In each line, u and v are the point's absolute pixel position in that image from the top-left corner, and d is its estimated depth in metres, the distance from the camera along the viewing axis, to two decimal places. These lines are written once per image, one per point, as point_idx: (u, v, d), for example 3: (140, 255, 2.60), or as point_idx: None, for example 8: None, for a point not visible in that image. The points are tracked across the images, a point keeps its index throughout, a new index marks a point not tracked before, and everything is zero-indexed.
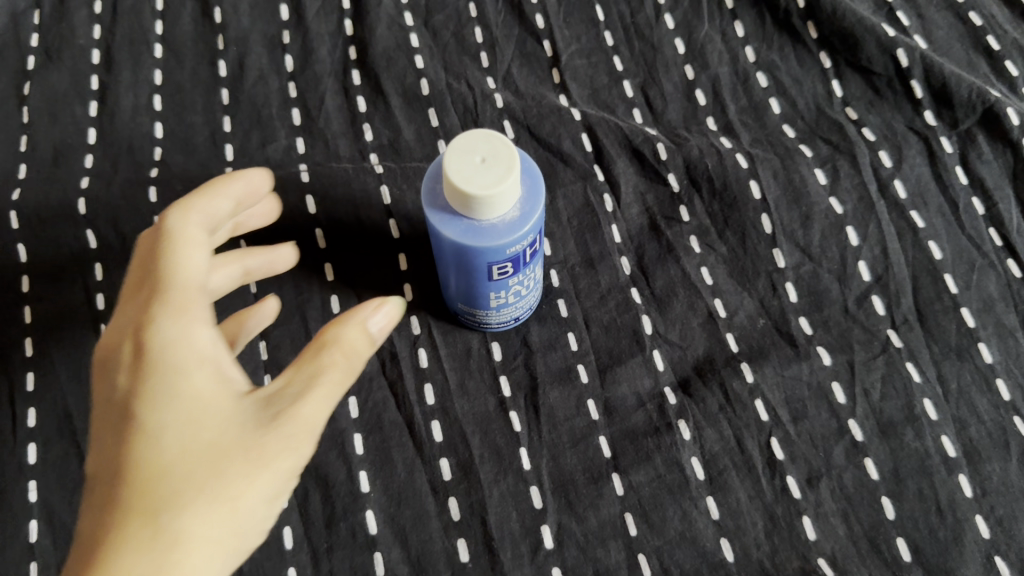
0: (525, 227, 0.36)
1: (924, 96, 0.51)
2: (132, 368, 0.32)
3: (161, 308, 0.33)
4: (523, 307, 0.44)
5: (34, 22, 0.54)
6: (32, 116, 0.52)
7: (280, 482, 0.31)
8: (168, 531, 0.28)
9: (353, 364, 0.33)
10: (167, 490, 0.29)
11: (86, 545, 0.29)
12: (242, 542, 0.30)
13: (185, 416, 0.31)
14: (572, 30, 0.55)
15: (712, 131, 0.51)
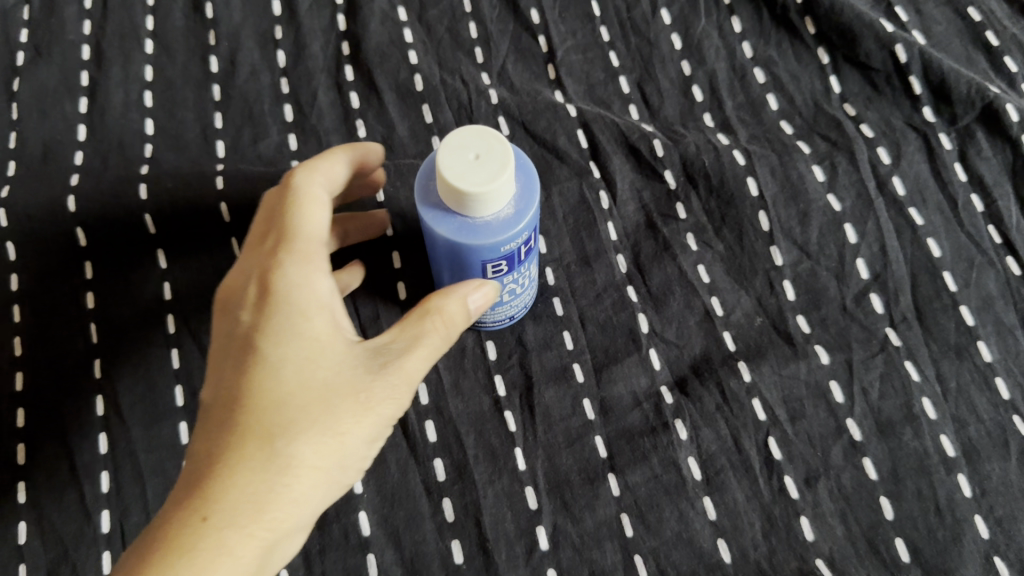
0: (519, 225, 0.36)
1: (923, 92, 0.50)
2: (259, 305, 0.34)
3: (288, 254, 0.35)
4: (518, 305, 0.44)
5: (23, 18, 0.54)
6: (21, 113, 0.51)
7: (377, 427, 0.35)
8: (280, 458, 0.32)
9: (453, 329, 0.36)
10: (284, 421, 0.32)
11: (206, 458, 0.32)
12: (339, 475, 0.34)
13: (305, 354, 0.34)
14: (568, 25, 0.54)
15: (709, 127, 0.51)
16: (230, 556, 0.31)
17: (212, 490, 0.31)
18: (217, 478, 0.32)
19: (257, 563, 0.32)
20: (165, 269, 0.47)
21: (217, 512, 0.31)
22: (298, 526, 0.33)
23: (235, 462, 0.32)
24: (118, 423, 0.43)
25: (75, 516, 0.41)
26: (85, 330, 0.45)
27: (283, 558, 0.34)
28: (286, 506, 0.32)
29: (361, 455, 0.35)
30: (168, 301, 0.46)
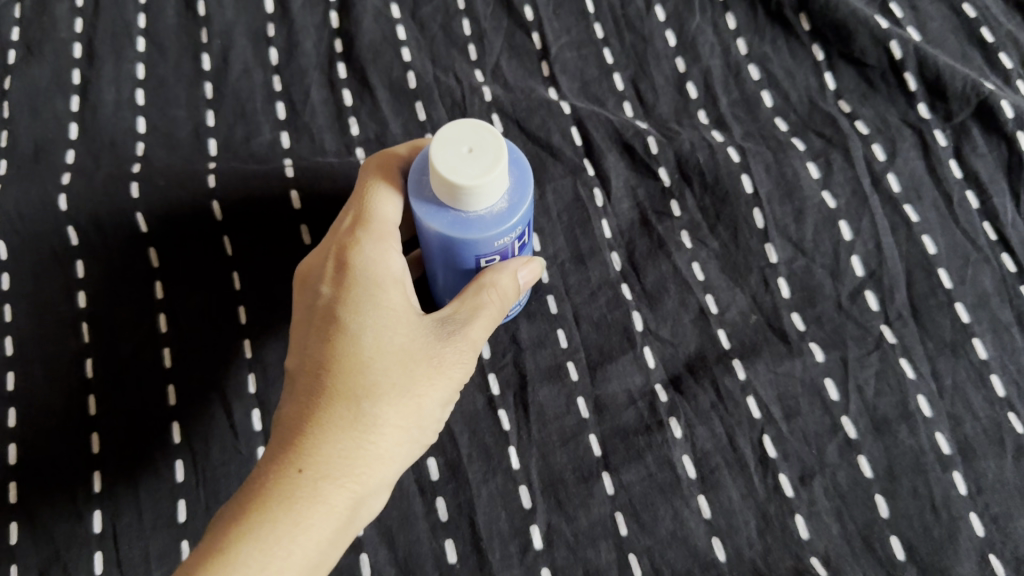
0: (513, 219, 0.36)
1: (918, 88, 0.50)
2: (337, 280, 0.37)
3: (364, 233, 0.38)
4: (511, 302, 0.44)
5: (15, 16, 0.54)
6: (12, 111, 0.51)
7: (449, 391, 0.37)
8: (367, 416, 0.34)
9: (510, 300, 0.39)
10: (367, 382, 0.35)
11: (295, 420, 0.34)
12: (416, 437, 0.36)
13: (383, 322, 0.36)
14: (562, 22, 0.54)
15: (704, 124, 0.51)
16: (322, 504, 0.33)
17: (304, 447, 0.34)
18: (306, 436, 0.34)
19: (347, 517, 0.34)
20: (157, 268, 0.47)
21: (310, 464, 0.33)
22: (383, 486, 0.36)
23: (324, 420, 0.34)
24: (110, 423, 0.43)
25: (66, 516, 0.40)
26: (77, 330, 0.45)
27: (368, 518, 0.36)
28: (372, 461, 0.34)
29: (436, 418, 0.37)
30: (160, 300, 0.46)
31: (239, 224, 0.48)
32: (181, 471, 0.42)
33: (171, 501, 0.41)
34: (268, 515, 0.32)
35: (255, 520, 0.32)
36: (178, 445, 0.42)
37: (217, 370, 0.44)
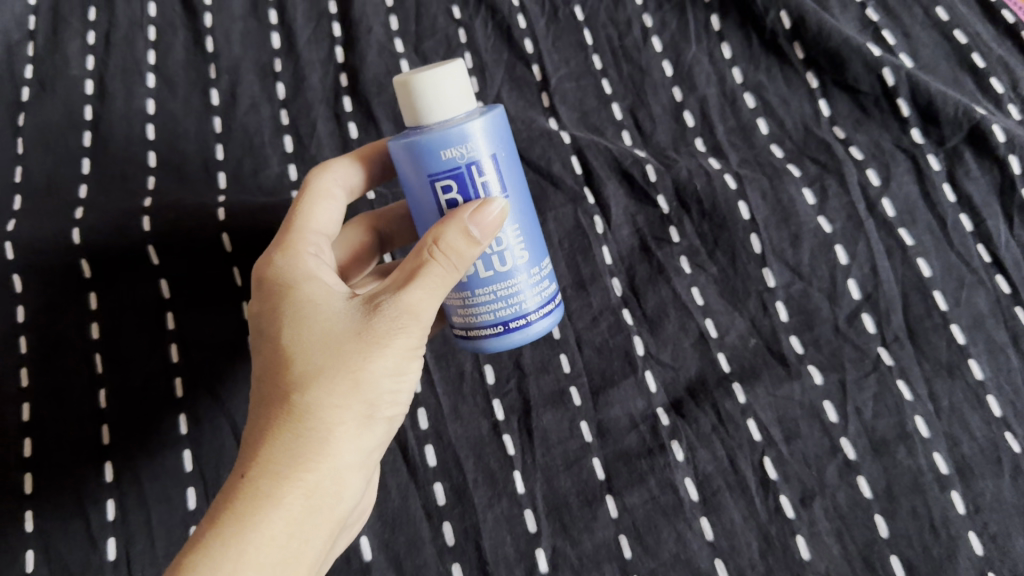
0: (458, 127, 0.36)
1: (911, 114, 0.51)
2: (262, 299, 0.38)
3: (279, 252, 0.40)
4: (511, 302, 0.39)
5: (28, 54, 0.55)
6: (27, 148, 0.52)
7: (396, 361, 0.35)
8: (298, 405, 0.34)
9: (456, 255, 0.36)
10: (295, 374, 0.35)
11: (244, 434, 0.35)
12: (368, 411, 0.35)
13: (302, 319, 0.36)
14: (561, 54, 0.55)
15: (701, 152, 0.52)
16: (272, 504, 0.33)
17: (249, 453, 0.34)
18: (252, 447, 0.34)
19: (306, 508, 0.33)
20: (168, 299, 0.48)
21: (253, 470, 0.33)
22: (342, 468, 0.35)
23: (265, 423, 0.34)
24: (123, 452, 0.44)
25: (81, 543, 0.42)
26: (90, 361, 0.46)
27: (339, 505, 0.35)
28: (314, 447, 0.34)
29: (391, 390, 0.36)
30: (171, 331, 0.47)
31: (248, 255, 0.49)
32: (192, 499, 0.44)
33: (183, 529, 0.43)
34: (218, 527, 0.32)
35: (206, 535, 0.32)
36: (189, 474, 0.44)
37: (227, 399, 0.46)
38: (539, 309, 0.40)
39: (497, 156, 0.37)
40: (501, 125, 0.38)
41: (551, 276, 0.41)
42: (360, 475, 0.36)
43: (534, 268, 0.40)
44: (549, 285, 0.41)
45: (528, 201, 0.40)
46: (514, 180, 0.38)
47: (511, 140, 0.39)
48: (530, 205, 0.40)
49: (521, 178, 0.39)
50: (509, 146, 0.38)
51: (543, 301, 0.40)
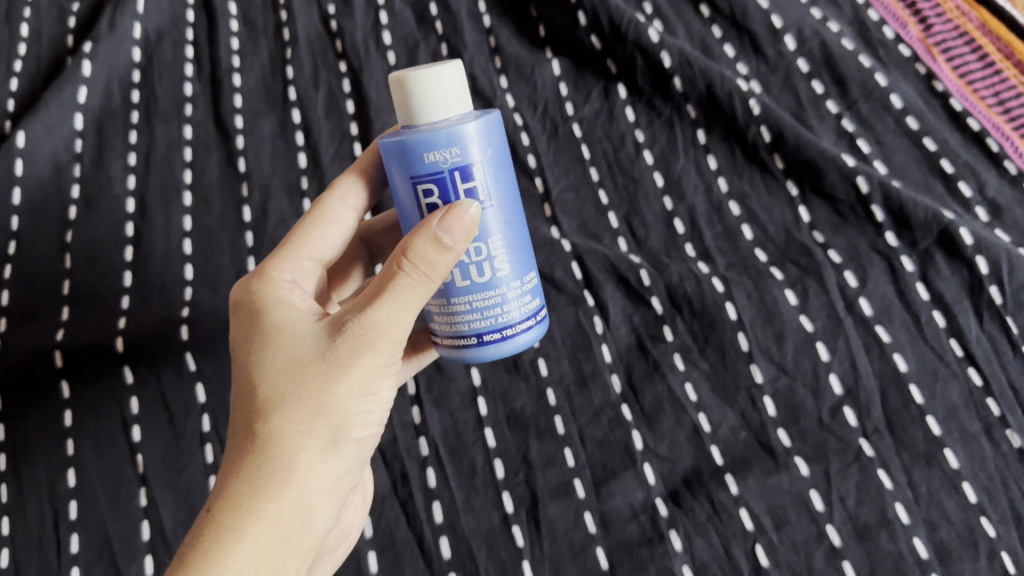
0: (443, 133, 0.40)
1: (885, 219, 0.55)
2: (238, 322, 0.43)
3: (255, 273, 0.44)
4: (486, 313, 0.43)
5: (75, 175, 0.61)
6: (73, 262, 0.57)
7: (357, 384, 0.40)
8: (265, 431, 0.39)
9: (426, 263, 0.39)
10: (264, 401, 0.40)
11: (223, 456, 0.40)
12: (330, 432, 0.40)
13: (272, 346, 0.41)
14: (561, 167, 0.61)
15: (691, 257, 0.57)
16: (241, 525, 0.38)
17: (223, 479, 0.39)
18: (228, 469, 0.39)
19: (275, 532, 0.38)
20: (204, 402, 0.53)
21: (228, 492, 0.38)
22: (309, 491, 0.40)
23: (238, 448, 0.39)
24: (163, 546, 0.49)
25: None
26: (132, 461, 0.51)
27: (310, 526, 0.40)
28: (279, 473, 0.39)
29: (353, 412, 0.40)
30: (206, 432, 0.52)
31: None
32: None
33: None
34: (194, 544, 0.38)
35: (184, 552, 0.38)
36: None
37: None
38: (517, 325, 0.45)
39: (479, 165, 0.41)
40: (490, 134, 0.41)
41: (533, 292, 0.45)
42: (331, 496, 0.41)
43: (512, 283, 0.43)
44: (530, 301, 0.45)
45: (511, 211, 0.43)
46: (496, 188, 0.42)
47: (499, 147, 0.42)
48: (513, 216, 0.44)
49: (503, 186, 0.43)
50: (494, 154, 0.42)
51: (521, 318, 0.44)
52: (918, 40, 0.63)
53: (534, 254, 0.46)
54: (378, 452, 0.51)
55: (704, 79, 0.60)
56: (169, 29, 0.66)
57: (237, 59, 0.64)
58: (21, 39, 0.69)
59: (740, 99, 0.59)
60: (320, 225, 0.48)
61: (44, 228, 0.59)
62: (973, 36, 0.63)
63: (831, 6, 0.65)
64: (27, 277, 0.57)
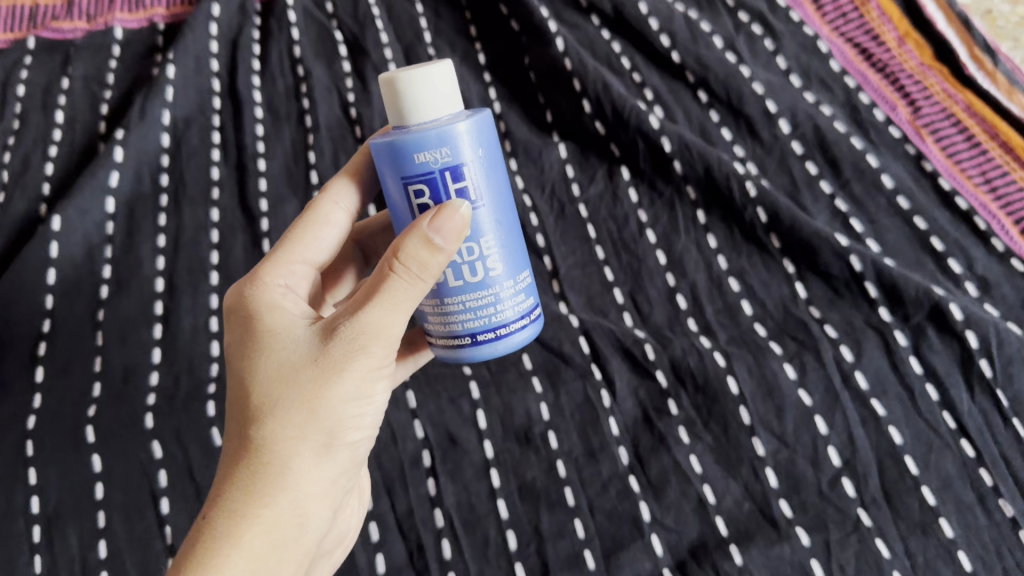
0: (434, 135, 0.43)
1: (878, 295, 0.58)
2: (234, 328, 0.46)
3: (248, 279, 0.48)
4: (481, 313, 0.47)
5: (106, 257, 0.64)
6: (105, 340, 0.61)
7: (349, 387, 0.43)
8: (261, 434, 0.43)
9: (417, 264, 0.42)
10: (259, 405, 0.43)
11: (221, 459, 0.44)
12: (321, 434, 0.43)
13: (267, 352, 0.44)
14: (568, 245, 0.64)
15: (693, 331, 0.59)
16: (239, 522, 0.41)
17: (222, 482, 0.43)
18: (226, 471, 0.43)
19: (271, 533, 0.42)
20: None
21: (226, 493, 0.42)
22: (303, 492, 0.43)
23: (235, 452, 0.43)
24: None
25: None
26: (162, 533, 0.54)
27: (305, 525, 0.44)
28: (275, 476, 0.42)
29: (344, 415, 0.44)
30: None
31: None
32: None
33: None
34: (195, 541, 0.41)
35: (186, 547, 0.41)
36: None
37: None
38: (511, 324, 0.48)
39: (469, 164, 0.44)
40: (479, 134, 0.44)
41: (525, 291, 0.48)
42: (324, 497, 0.45)
43: (505, 282, 0.47)
44: (521, 298, 0.48)
45: (502, 209, 0.46)
46: (486, 185, 0.45)
47: (488, 147, 0.45)
48: (503, 215, 0.47)
49: (492, 184, 0.45)
50: (483, 153, 0.44)
51: (515, 317, 0.48)
52: (907, 122, 0.66)
53: (526, 253, 0.49)
54: (395, 523, 0.53)
55: (703, 162, 0.63)
56: (196, 115, 0.70)
57: (262, 145, 0.69)
58: (57, 127, 0.73)
59: (737, 181, 0.62)
60: (310, 229, 0.52)
61: (77, 307, 0.62)
62: (960, 118, 0.66)
63: (823, 89, 0.68)
64: (59, 357, 0.60)
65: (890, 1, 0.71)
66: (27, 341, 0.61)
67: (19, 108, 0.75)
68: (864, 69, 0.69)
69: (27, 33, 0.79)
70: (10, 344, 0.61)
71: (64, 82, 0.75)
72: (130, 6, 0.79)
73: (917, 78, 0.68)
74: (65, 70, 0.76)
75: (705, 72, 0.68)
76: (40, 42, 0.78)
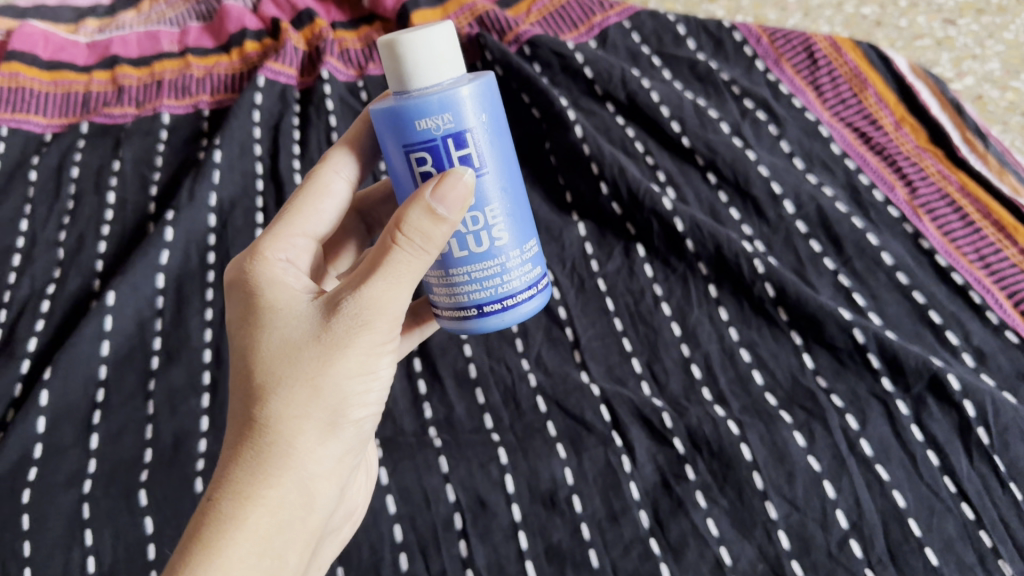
0: (434, 102, 0.46)
1: (880, 365, 0.61)
2: (238, 310, 0.51)
3: (250, 260, 0.52)
4: (488, 285, 0.51)
5: (156, 329, 0.69)
6: (156, 408, 0.65)
7: (352, 363, 0.47)
8: (267, 413, 0.46)
9: (421, 236, 0.46)
10: (265, 383, 0.47)
11: (227, 437, 0.47)
12: (325, 411, 0.47)
13: (270, 332, 0.48)
14: (588, 317, 0.68)
15: (708, 400, 0.63)
16: (247, 498, 0.45)
17: (229, 459, 0.46)
18: (233, 447, 0.46)
19: (279, 510, 0.46)
20: None
21: (234, 470, 0.46)
22: (309, 469, 0.47)
23: (240, 429, 0.47)
24: None
25: None
26: None
27: (312, 501, 0.48)
28: (281, 457, 0.46)
29: (346, 393, 0.48)
30: None
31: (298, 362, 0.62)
32: None
33: None
34: (204, 515, 0.45)
35: (196, 521, 0.45)
36: None
37: None
38: (518, 294, 0.52)
39: (470, 132, 0.47)
40: (481, 100, 0.47)
41: (531, 261, 0.52)
42: (328, 473, 0.48)
43: (510, 252, 0.51)
44: (526, 268, 0.52)
45: (506, 176, 0.50)
46: (487, 152, 0.48)
47: (490, 113, 0.48)
48: (507, 182, 0.50)
49: (494, 150, 0.49)
50: (484, 119, 0.47)
51: (520, 286, 0.52)
52: (905, 202, 0.71)
53: (531, 222, 0.52)
54: None
55: (713, 241, 0.68)
56: (241, 198, 0.75)
57: None
58: (109, 207, 0.79)
59: (746, 259, 0.66)
60: (309, 204, 0.57)
61: (129, 377, 0.67)
62: (955, 198, 0.71)
63: (825, 171, 0.73)
64: (113, 425, 0.65)
65: (886, 88, 0.76)
66: (83, 408, 0.66)
67: (74, 189, 0.80)
68: (863, 152, 0.74)
69: (81, 118, 0.85)
70: (66, 412, 0.65)
71: (116, 164, 0.81)
72: (177, 93, 0.84)
73: (914, 160, 0.73)
74: (117, 153, 0.82)
75: (713, 156, 0.73)
76: (93, 126, 0.84)
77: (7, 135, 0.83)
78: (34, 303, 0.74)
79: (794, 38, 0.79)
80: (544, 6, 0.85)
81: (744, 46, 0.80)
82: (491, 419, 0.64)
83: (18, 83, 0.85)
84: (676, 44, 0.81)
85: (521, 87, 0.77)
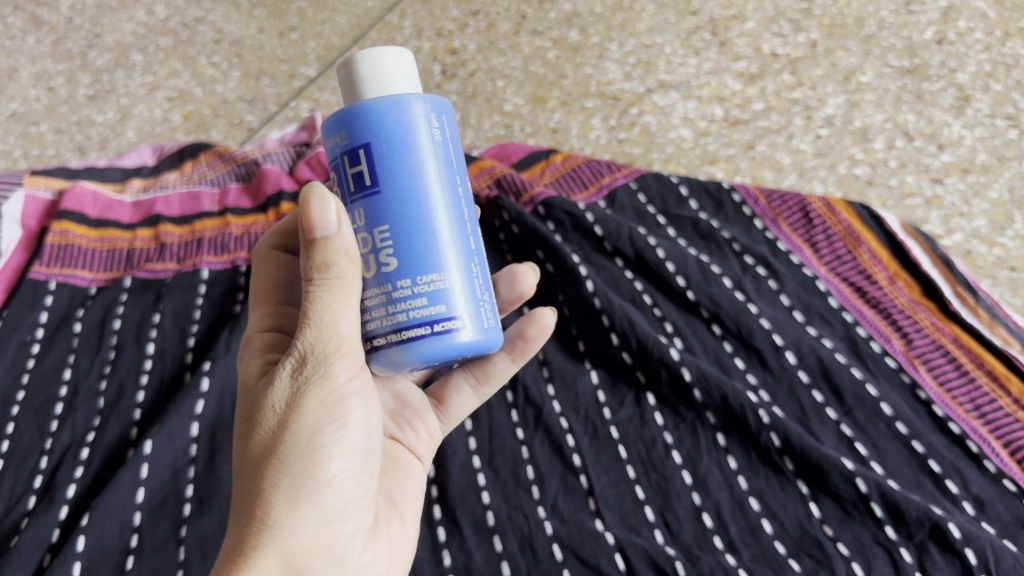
0: (341, 119, 0.53)
1: (883, 514, 0.65)
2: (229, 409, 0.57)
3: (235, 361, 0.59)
4: (376, 317, 0.53)
5: (190, 476, 0.73)
6: (188, 554, 0.69)
7: (305, 417, 0.51)
8: (245, 489, 0.51)
9: (319, 267, 0.50)
10: (242, 463, 0.52)
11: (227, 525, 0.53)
12: (290, 470, 0.51)
13: (241, 414, 0.54)
14: (602, 465, 0.71)
15: (720, 548, 0.66)
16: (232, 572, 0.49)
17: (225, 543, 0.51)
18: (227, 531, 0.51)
19: None
20: None
21: (225, 550, 0.50)
22: (288, 541, 0.50)
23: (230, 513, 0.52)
24: None
25: None
26: None
27: (302, 571, 0.51)
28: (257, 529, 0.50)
29: (307, 447, 0.51)
30: None
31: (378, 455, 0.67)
32: None
33: None
34: None
35: None
36: None
37: None
38: (407, 331, 0.52)
39: (360, 148, 0.52)
40: (376, 120, 0.52)
41: (431, 297, 0.52)
42: (313, 535, 0.51)
43: (398, 284, 0.52)
44: (420, 302, 0.52)
45: (405, 202, 0.53)
46: (382, 171, 0.52)
47: (386, 133, 0.52)
48: (409, 209, 0.53)
49: (392, 171, 0.52)
50: (379, 137, 0.52)
51: (407, 323, 0.52)
52: (901, 353, 0.75)
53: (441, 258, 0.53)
54: None
55: (719, 392, 0.72)
56: None
57: None
58: (149, 357, 0.84)
59: (751, 409, 0.70)
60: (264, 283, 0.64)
61: (161, 523, 0.70)
62: (950, 350, 0.75)
63: (824, 323, 0.77)
64: (147, 569, 0.68)
65: (879, 245, 0.81)
66: (117, 554, 0.69)
67: (115, 340, 0.85)
68: (860, 306, 0.78)
69: (124, 272, 0.90)
70: (100, 556, 0.69)
71: (156, 316, 0.86)
72: (217, 249, 0.90)
73: (908, 314, 0.77)
74: (158, 305, 0.87)
75: (717, 309, 0.78)
76: (135, 280, 0.89)
77: (55, 288, 0.88)
78: (74, 450, 0.79)
79: (790, 200, 0.85)
80: (557, 169, 0.92)
81: (743, 206, 0.86)
82: (508, 568, 0.67)
83: (67, 240, 0.90)
84: (680, 204, 0.87)
85: (536, 244, 0.83)
